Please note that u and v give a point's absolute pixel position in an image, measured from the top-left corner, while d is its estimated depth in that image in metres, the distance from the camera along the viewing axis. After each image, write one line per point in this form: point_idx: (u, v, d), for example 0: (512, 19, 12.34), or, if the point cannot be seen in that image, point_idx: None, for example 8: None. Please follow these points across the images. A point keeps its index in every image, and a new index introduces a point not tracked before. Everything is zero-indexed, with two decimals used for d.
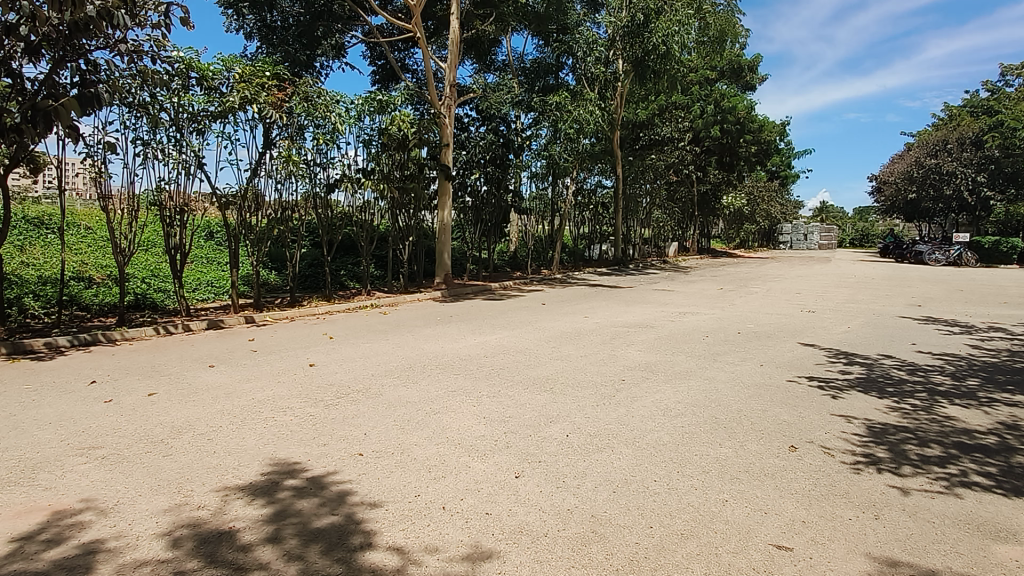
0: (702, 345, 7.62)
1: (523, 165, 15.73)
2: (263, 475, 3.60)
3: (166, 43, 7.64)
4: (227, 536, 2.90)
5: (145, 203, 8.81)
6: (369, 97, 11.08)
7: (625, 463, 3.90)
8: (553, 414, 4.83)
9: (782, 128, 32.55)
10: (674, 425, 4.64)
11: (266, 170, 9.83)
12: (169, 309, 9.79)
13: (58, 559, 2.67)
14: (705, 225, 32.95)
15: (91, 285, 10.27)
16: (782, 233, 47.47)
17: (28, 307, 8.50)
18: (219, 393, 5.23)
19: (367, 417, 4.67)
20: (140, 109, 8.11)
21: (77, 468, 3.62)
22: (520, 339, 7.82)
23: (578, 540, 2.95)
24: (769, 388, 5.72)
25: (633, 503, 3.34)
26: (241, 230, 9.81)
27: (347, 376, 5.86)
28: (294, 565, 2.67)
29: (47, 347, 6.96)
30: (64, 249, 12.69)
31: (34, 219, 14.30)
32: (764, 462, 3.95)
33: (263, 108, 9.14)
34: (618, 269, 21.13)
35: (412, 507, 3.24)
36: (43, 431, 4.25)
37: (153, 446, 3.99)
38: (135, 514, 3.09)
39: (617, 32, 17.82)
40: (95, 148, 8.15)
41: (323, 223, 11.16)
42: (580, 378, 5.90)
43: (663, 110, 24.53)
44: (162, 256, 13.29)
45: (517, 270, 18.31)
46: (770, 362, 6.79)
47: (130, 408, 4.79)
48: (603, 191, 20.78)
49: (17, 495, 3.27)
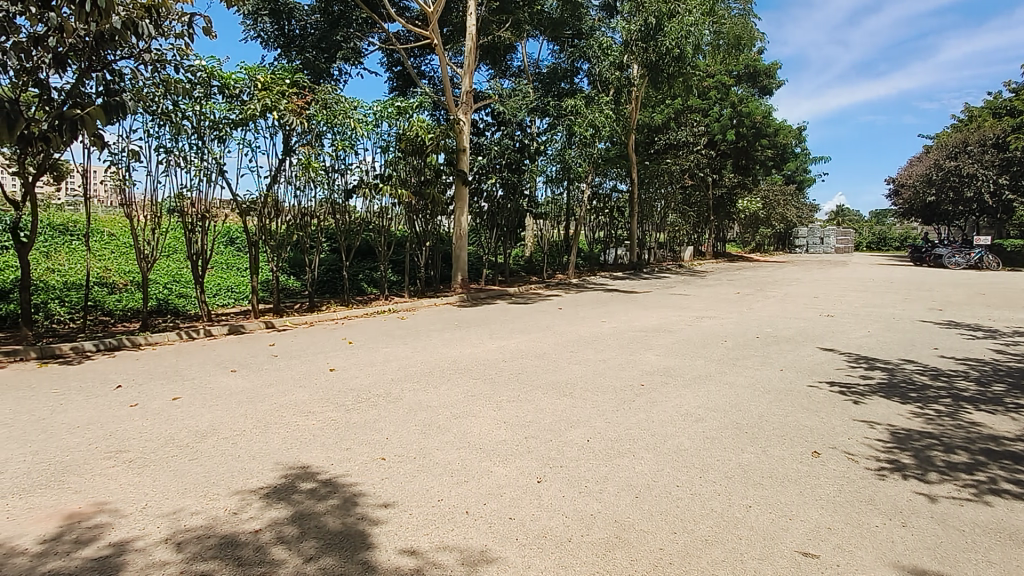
0: (720, 350, 7.56)
1: (539, 170, 15.59)
2: (279, 478, 3.63)
3: (189, 52, 7.75)
4: (255, 538, 2.93)
5: (166, 210, 8.93)
6: (388, 102, 11.14)
7: (647, 468, 3.89)
8: (573, 419, 4.83)
9: (798, 132, 32.33)
10: (695, 430, 4.61)
11: (286, 177, 9.95)
12: (191, 313, 9.93)
13: (85, 560, 2.70)
14: (722, 230, 32.82)
15: (115, 290, 10.46)
16: (797, 237, 47.31)
17: (54, 312, 8.66)
18: (242, 398, 5.29)
19: (388, 421, 4.71)
20: (163, 117, 8.24)
21: (105, 471, 3.67)
22: (537, 343, 7.85)
23: (601, 546, 2.94)
24: (789, 394, 5.67)
25: (656, 508, 3.34)
26: (261, 236, 9.94)
27: (368, 380, 5.92)
28: (312, 565, 2.70)
29: (74, 351, 7.09)
30: (89, 255, 12.94)
31: (59, 225, 14.56)
32: (786, 467, 3.94)
33: (283, 115, 9.21)
34: (634, 273, 21.14)
35: (433, 511, 3.26)
36: (73, 434, 4.33)
37: (180, 450, 4.05)
38: (155, 516, 3.13)
39: (631, 35, 17.71)
40: (120, 156, 8.26)
41: (342, 228, 11.22)
42: (599, 383, 5.88)
43: (679, 113, 24.37)
44: (184, 262, 13.52)
45: (534, 274, 18.42)
46: (790, 367, 6.73)
47: (156, 412, 4.85)
48: (618, 196, 20.83)
49: (48, 498, 3.32)
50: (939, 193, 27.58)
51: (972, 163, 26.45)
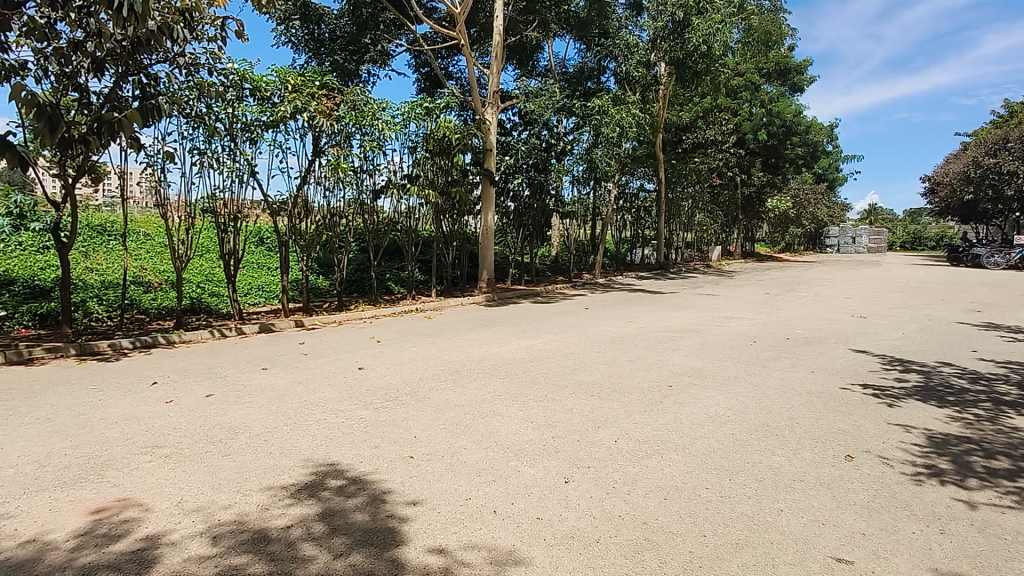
0: (749, 351, 7.47)
1: (566, 169, 15.51)
2: (309, 475, 3.68)
3: (222, 55, 7.89)
4: (284, 534, 2.97)
5: (200, 211, 9.11)
6: (416, 103, 11.22)
7: (675, 469, 3.86)
8: (599, 419, 4.81)
9: (830, 130, 31.75)
10: (723, 432, 4.55)
11: (316, 177, 10.08)
12: (223, 312, 10.11)
13: (123, 552, 2.77)
14: (751, 230, 32.39)
15: (150, 289, 10.71)
16: (828, 237, 46.52)
17: (93, 310, 8.89)
18: (273, 395, 5.37)
19: (415, 420, 4.74)
20: (197, 119, 8.41)
21: (142, 466, 3.76)
22: (564, 343, 7.83)
23: (630, 547, 2.93)
24: (821, 396, 5.57)
25: (684, 509, 3.31)
26: (291, 236, 10.09)
27: (396, 379, 5.97)
28: (341, 561, 2.73)
29: (111, 349, 7.27)
30: (126, 254, 13.28)
31: (97, 225, 14.97)
32: (818, 470, 3.87)
33: (313, 116, 9.34)
34: (660, 273, 20.99)
35: (461, 510, 3.27)
36: (110, 429, 4.45)
37: (213, 445, 4.13)
38: (190, 510, 3.20)
39: (658, 32, 17.52)
40: (155, 158, 8.44)
41: (370, 228, 11.32)
42: (626, 384, 5.85)
43: (707, 111, 24.07)
44: (217, 261, 13.80)
45: (560, 274, 18.39)
46: (821, 369, 6.62)
47: (190, 409, 4.96)
48: (645, 195, 20.69)
49: (87, 490, 3.41)
50: (977, 191, 26.86)
51: (1012, 160, 25.66)
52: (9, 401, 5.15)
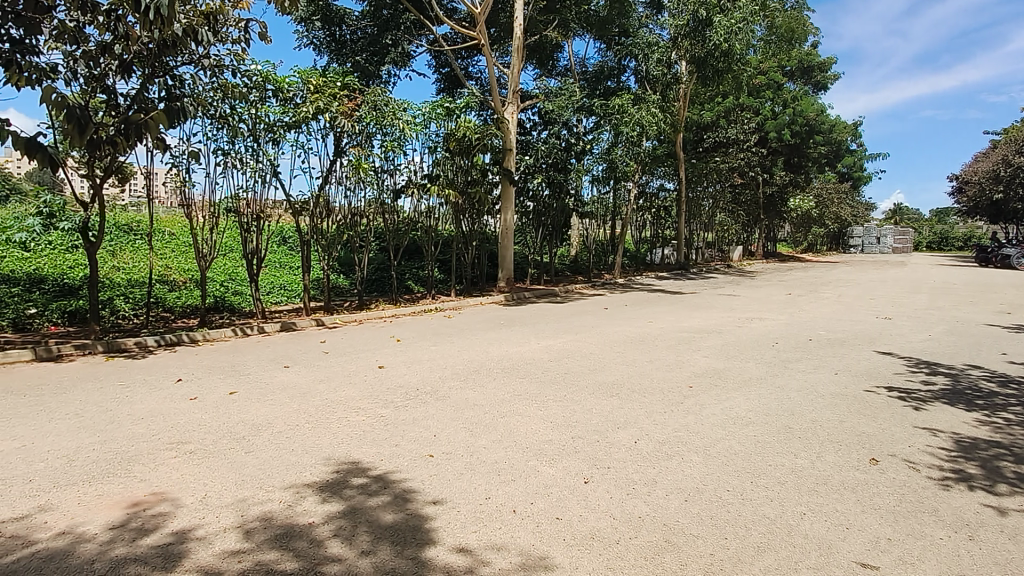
0: (771, 352, 7.38)
1: (586, 168, 15.46)
2: (332, 473, 3.71)
3: (245, 57, 7.99)
4: (306, 530, 2.99)
5: (224, 211, 9.25)
6: (436, 103, 11.26)
7: (696, 471, 3.83)
8: (619, 420, 4.78)
9: (855, 128, 31.27)
10: (745, 434, 4.50)
11: (337, 177, 10.17)
12: (246, 310, 10.23)
13: (153, 547, 2.81)
14: (773, 230, 32.03)
15: (175, 288, 10.89)
16: (852, 237, 45.85)
17: (119, 308, 9.06)
18: (294, 393, 5.43)
19: (435, 419, 4.76)
20: (221, 120, 8.52)
21: (168, 462, 3.83)
22: (584, 343, 7.81)
23: (650, 549, 2.91)
24: (845, 398, 5.49)
25: (705, 512, 3.29)
26: (313, 236, 10.20)
27: (416, 377, 6.00)
28: (363, 559, 2.75)
29: (137, 346, 7.39)
30: (152, 253, 13.52)
31: (124, 225, 15.23)
32: (843, 474, 3.81)
33: (335, 117, 9.44)
34: (681, 273, 20.85)
35: (482, 509, 3.28)
36: (137, 425, 4.53)
37: (236, 442, 4.18)
38: (215, 506, 3.25)
39: (679, 31, 17.36)
40: (181, 158, 8.58)
41: (390, 228, 11.39)
42: (646, 385, 5.81)
43: (729, 110, 23.82)
44: (239, 260, 13.99)
45: (579, 274, 18.35)
46: (845, 371, 6.52)
47: (214, 406, 5.03)
48: (666, 194, 20.56)
49: (115, 485, 3.48)
50: (1007, 190, 26.27)
51: None
52: (40, 397, 5.26)
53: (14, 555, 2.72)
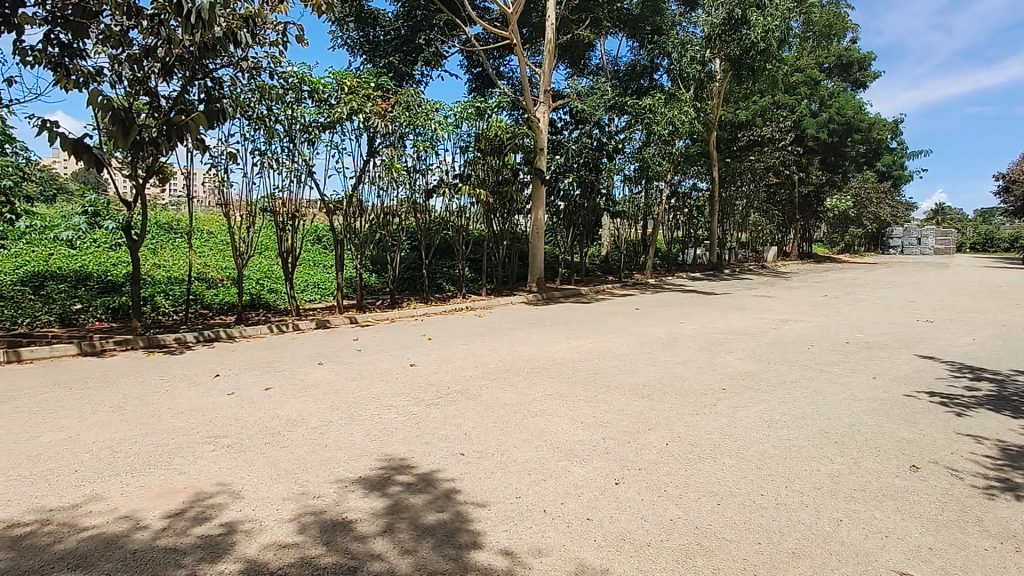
0: (807, 355, 7.23)
1: (617, 168, 15.36)
2: (369, 469, 3.75)
3: (282, 59, 8.13)
4: (344, 526, 3.04)
5: (260, 210, 9.43)
6: (468, 103, 11.32)
7: (729, 475, 3.78)
8: (651, 421, 4.75)
9: (895, 126, 30.45)
10: (781, 438, 4.43)
11: (370, 177, 10.29)
12: (281, 308, 10.42)
13: (199, 538, 2.88)
14: (808, 230, 31.42)
15: (213, 286, 11.14)
16: (892, 237, 44.72)
17: (160, 305, 9.31)
18: (327, 390, 5.52)
19: (467, 417, 4.78)
20: (258, 121, 8.69)
21: (206, 455, 3.92)
22: (615, 343, 7.77)
23: (682, 553, 2.88)
24: (885, 403, 5.35)
25: (739, 516, 3.24)
26: (346, 235, 10.36)
27: (447, 376, 6.02)
28: (399, 555, 2.78)
29: (176, 342, 7.58)
30: (191, 252, 13.85)
31: (164, 224, 15.64)
32: (882, 481, 3.72)
33: (369, 117, 9.56)
34: (713, 274, 20.56)
35: (515, 508, 3.28)
36: (177, 419, 4.65)
37: (272, 437, 4.27)
38: (255, 499, 3.32)
39: (714, 29, 17.03)
40: (219, 159, 8.77)
41: (421, 227, 11.48)
42: (678, 386, 5.75)
43: (765, 109, 23.42)
44: (275, 258, 14.26)
45: (610, 274, 18.25)
46: (884, 375, 6.36)
47: (250, 401, 5.13)
48: (698, 194, 20.33)
49: (158, 477, 3.58)
50: None
51: None
52: (86, 390, 5.43)
53: (67, 542, 2.82)
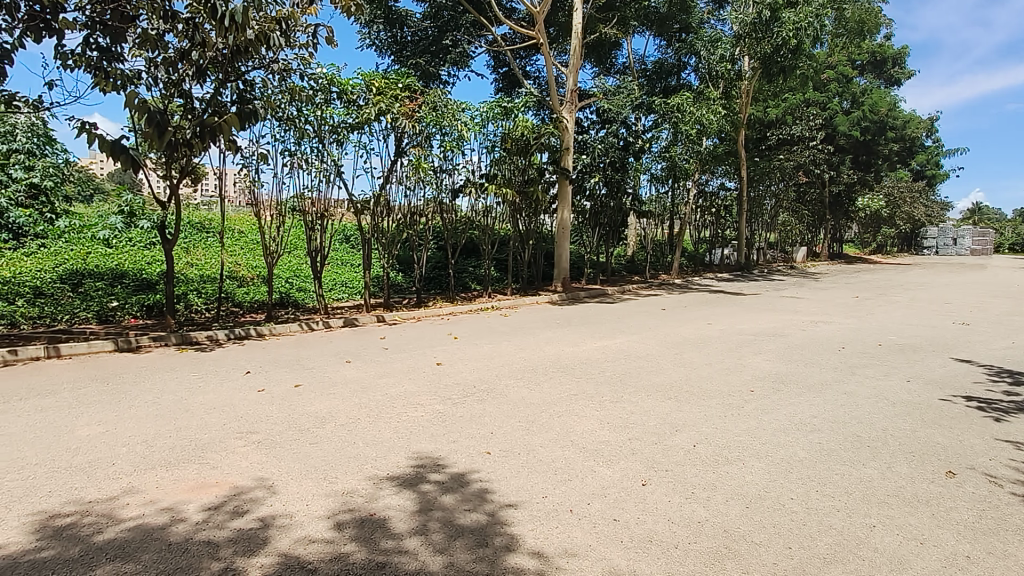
0: (838, 357, 7.11)
1: (644, 167, 15.28)
2: (399, 467, 3.79)
3: (311, 61, 8.23)
4: (375, 523, 3.08)
5: (290, 210, 9.57)
6: (494, 103, 11.35)
7: (759, 478, 3.73)
8: (678, 422, 4.71)
9: (930, 124, 29.72)
10: (811, 441, 4.36)
11: (397, 177, 10.38)
12: (309, 306, 10.56)
13: (234, 531, 2.94)
14: (839, 230, 30.85)
15: (244, 284, 11.34)
16: (926, 237, 43.67)
17: (193, 303, 9.52)
18: (355, 387, 5.58)
19: (493, 417, 4.79)
20: (288, 122, 8.83)
21: (239, 450, 4.00)
22: (642, 344, 7.72)
23: (710, 556, 2.85)
24: (919, 407, 5.23)
25: (769, 520, 3.20)
26: (373, 234, 10.47)
27: (473, 375, 6.05)
28: (430, 553, 2.81)
29: (208, 340, 7.74)
30: (222, 250, 14.12)
31: (197, 223, 15.96)
32: (917, 487, 3.64)
33: (396, 118, 9.64)
34: (742, 274, 20.32)
35: (542, 508, 3.29)
36: (209, 414, 4.74)
37: (302, 434, 4.33)
38: (287, 494, 3.37)
39: (743, 27, 16.81)
40: (251, 159, 8.92)
41: (448, 227, 11.55)
42: (706, 388, 5.69)
43: (795, 107, 23.05)
44: (304, 257, 14.47)
45: (636, 274, 18.16)
46: (918, 378, 6.22)
47: (279, 398, 5.22)
48: (726, 194, 20.13)
49: (192, 471, 3.66)
50: None
51: None
52: (122, 385, 5.57)
53: (108, 532, 2.90)
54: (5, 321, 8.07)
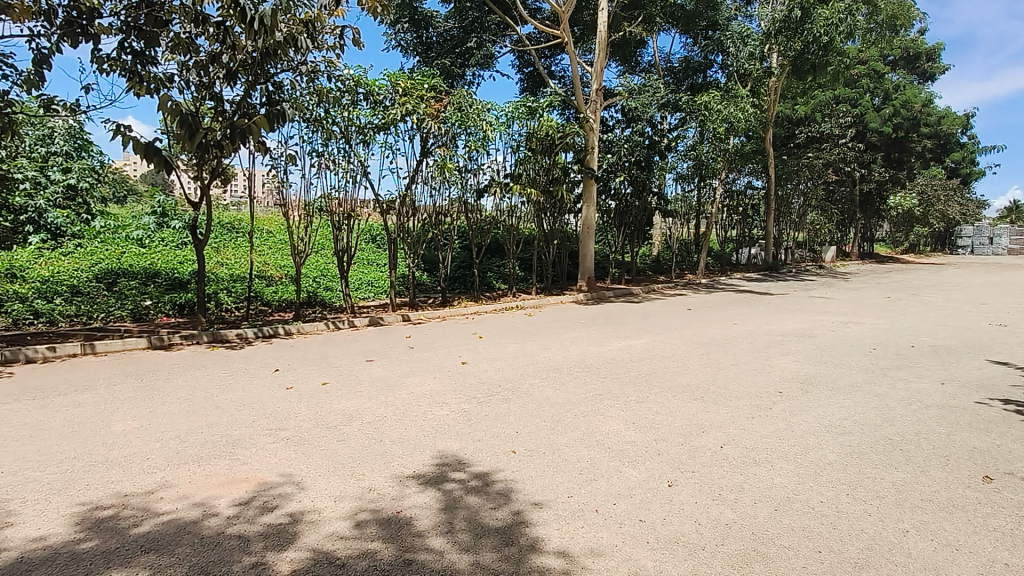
0: (869, 359, 6.97)
1: (669, 166, 15.16)
2: (425, 465, 3.82)
3: (338, 62, 8.32)
4: (402, 521, 3.10)
5: (317, 210, 9.69)
6: (519, 103, 11.36)
7: (787, 480, 3.69)
8: (705, 423, 4.67)
9: (966, 120, 29.00)
10: (841, 444, 4.29)
11: (423, 177, 10.45)
12: (336, 305, 10.67)
13: (266, 526, 2.99)
14: (870, 229, 30.28)
15: (273, 284, 11.52)
16: (960, 236, 42.58)
17: (223, 302, 9.70)
18: (381, 386, 5.63)
19: (518, 416, 4.80)
20: (316, 123, 8.94)
21: (268, 446, 4.06)
22: (667, 344, 7.66)
23: (738, 558, 2.82)
24: (954, 410, 5.11)
25: (798, 523, 3.16)
26: (399, 234, 10.56)
27: (498, 374, 6.07)
28: (457, 552, 2.82)
29: (237, 338, 7.87)
30: (252, 250, 14.35)
31: (227, 224, 16.25)
32: (952, 491, 3.56)
33: (422, 118, 9.70)
34: (769, 274, 20.04)
35: (567, 508, 3.28)
36: (239, 412, 4.82)
37: (330, 431, 4.39)
38: (315, 491, 3.42)
39: (773, 25, 16.57)
40: (279, 160, 9.06)
41: (473, 226, 11.60)
42: (733, 388, 5.63)
43: (825, 104, 22.65)
44: (331, 257, 14.64)
45: (661, 274, 18.03)
46: (953, 381, 6.07)
47: (307, 395, 5.29)
48: (753, 193, 19.88)
49: (224, 466, 3.73)
50: None
51: None
52: (155, 383, 5.69)
53: (144, 525, 2.97)
54: (44, 319, 8.31)
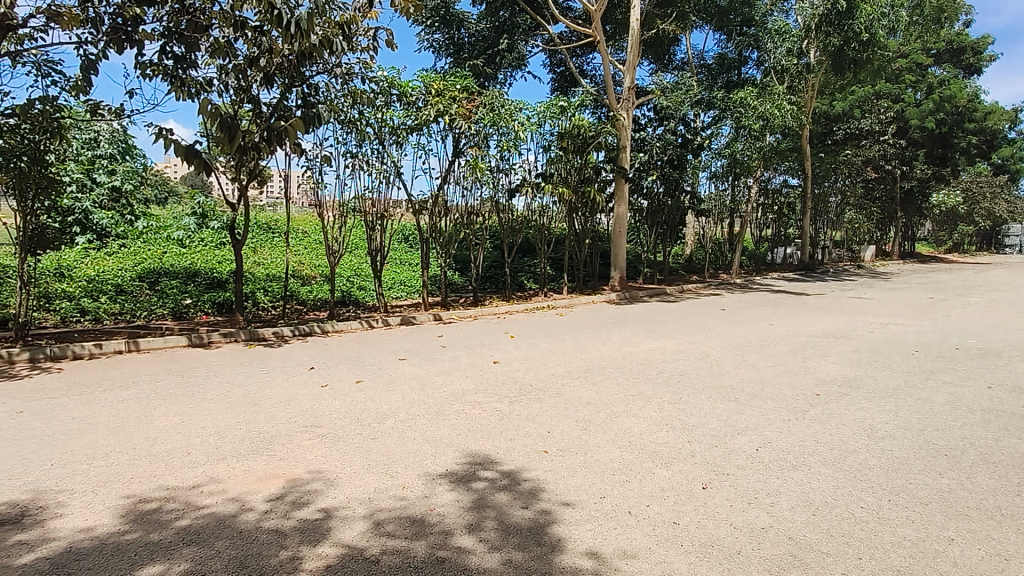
0: (911, 361, 6.77)
1: (703, 164, 14.96)
2: (456, 464, 3.84)
3: (372, 64, 8.40)
4: (432, 519, 3.12)
5: (350, 210, 9.82)
6: (551, 102, 11.31)
7: (824, 484, 3.61)
8: (739, 426, 4.59)
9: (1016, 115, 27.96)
10: (882, 449, 4.18)
11: (455, 177, 10.50)
12: (369, 305, 10.80)
13: (300, 521, 3.04)
14: (912, 228, 29.43)
15: (308, 283, 11.71)
16: (1008, 235, 41.03)
17: (259, 301, 9.90)
18: (414, 384, 5.68)
19: (549, 415, 4.79)
20: (350, 124, 9.06)
21: (303, 443, 4.13)
22: (700, 344, 7.55)
23: (775, 563, 2.78)
24: (1001, 415, 4.93)
25: (837, 528, 3.09)
26: (431, 234, 10.64)
27: (529, 374, 6.07)
28: (486, 551, 2.83)
29: (274, 336, 8.03)
30: (288, 250, 14.61)
31: (263, 224, 16.56)
32: (1000, 499, 3.44)
33: (454, 118, 9.75)
34: (806, 274, 19.62)
35: (598, 509, 3.27)
36: (274, 409, 4.91)
37: (363, 429, 4.45)
38: (347, 487, 3.46)
39: (812, 19, 16.19)
40: (314, 161, 9.19)
41: (504, 226, 11.63)
42: (768, 390, 5.53)
43: (865, 99, 22.08)
44: (364, 257, 14.81)
45: (695, 274, 17.82)
46: (1001, 385, 5.86)
47: (342, 393, 5.36)
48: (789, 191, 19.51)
49: (261, 462, 3.81)
50: None
51: None
52: (194, 379, 5.84)
53: (183, 518, 3.05)
54: (90, 317, 8.62)
